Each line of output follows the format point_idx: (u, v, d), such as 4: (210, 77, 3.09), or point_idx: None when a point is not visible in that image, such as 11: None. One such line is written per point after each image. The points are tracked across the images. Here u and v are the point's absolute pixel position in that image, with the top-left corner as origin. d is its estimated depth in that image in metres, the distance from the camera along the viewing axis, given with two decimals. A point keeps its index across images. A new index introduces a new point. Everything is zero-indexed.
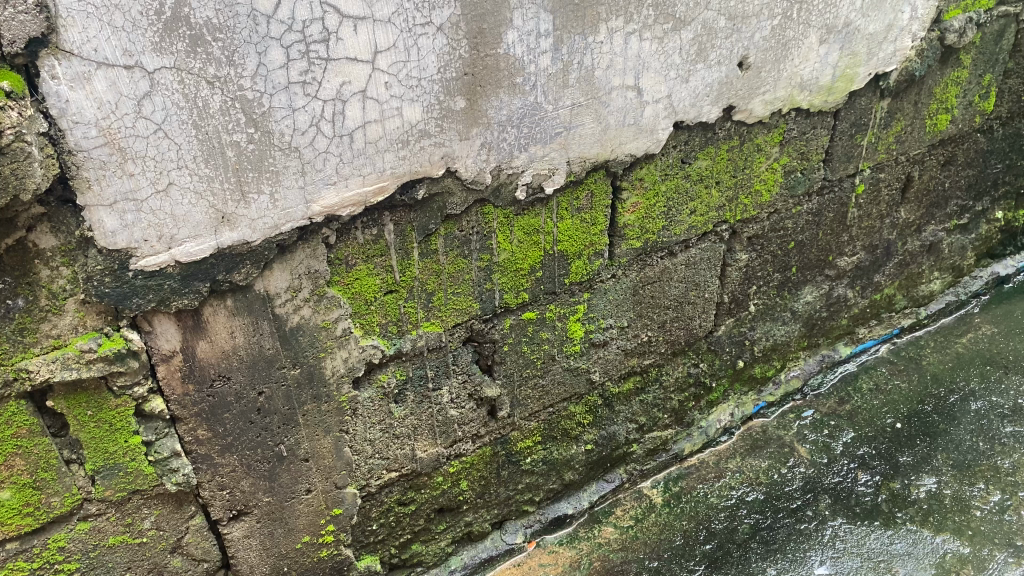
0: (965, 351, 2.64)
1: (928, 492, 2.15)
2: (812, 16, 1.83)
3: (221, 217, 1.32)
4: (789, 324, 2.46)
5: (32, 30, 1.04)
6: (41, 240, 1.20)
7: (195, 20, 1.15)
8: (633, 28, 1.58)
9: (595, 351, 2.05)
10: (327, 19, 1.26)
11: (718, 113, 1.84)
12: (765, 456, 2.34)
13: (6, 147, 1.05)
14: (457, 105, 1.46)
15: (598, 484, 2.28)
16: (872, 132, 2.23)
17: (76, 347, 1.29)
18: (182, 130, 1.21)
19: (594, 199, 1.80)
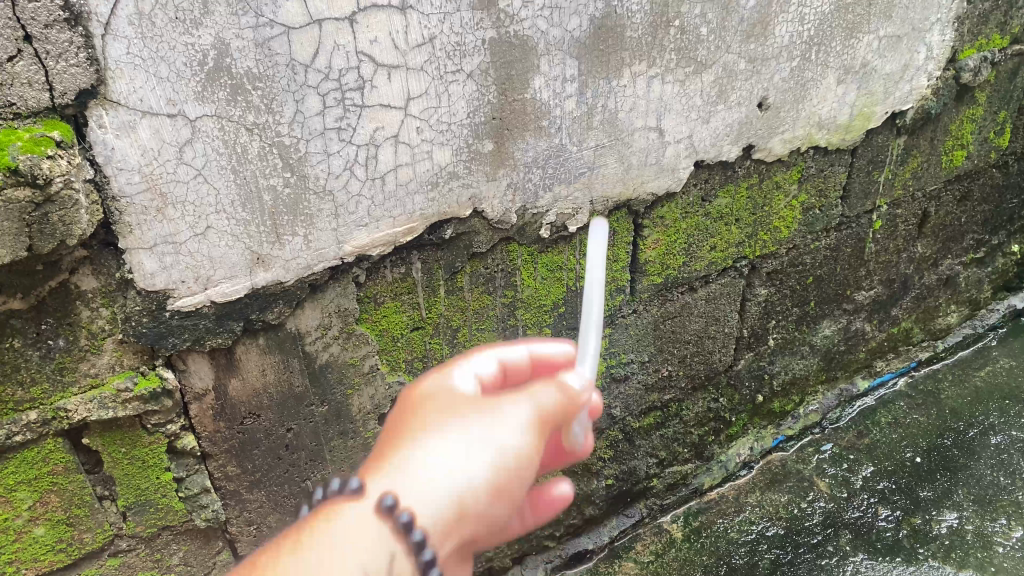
0: (984, 385, 2.63)
1: (949, 528, 2.14)
2: (830, 57, 1.86)
3: (256, 259, 1.35)
4: (808, 358, 2.47)
5: (82, 82, 1.09)
6: (83, 282, 1.24)
7: (236, 70, 1.18)
8: (656, 72, 1.61)
9: (616, 386, 2.07)
10: (362, 68, 1.29)
11: (738, 152, 1.86)
12: (785, 490, 2.33)
13: (55, 195, 1.09)
14: (485, 147, 1.50)
15: (618, 519, 2.29)
16: (889, 168, 2.25)
17: (113, 386, 1.32)
18: (221, 175, 1.25)
19: (616, 237, 1.82)
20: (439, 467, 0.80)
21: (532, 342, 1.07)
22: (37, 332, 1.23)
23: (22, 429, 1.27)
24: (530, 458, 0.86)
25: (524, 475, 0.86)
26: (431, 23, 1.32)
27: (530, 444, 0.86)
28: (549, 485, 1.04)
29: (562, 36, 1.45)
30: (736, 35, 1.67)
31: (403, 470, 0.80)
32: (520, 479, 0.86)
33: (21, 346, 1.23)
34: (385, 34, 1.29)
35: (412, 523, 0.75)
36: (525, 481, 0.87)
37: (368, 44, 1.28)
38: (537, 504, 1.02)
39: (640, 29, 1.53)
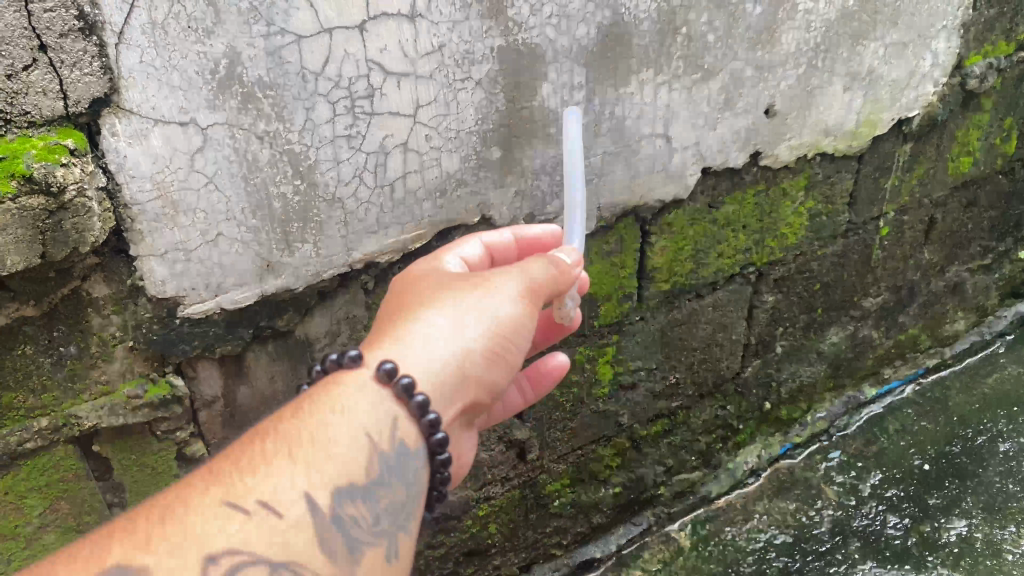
0: (992, 392, 2.62)
1: (958, 536, 2.13)
2: (837, 64, 1.86)
3: (265, 266, 1.36)
4: (815, 365, 2.46)
5: (96, 90, 1.10)
6: (95, 289, 1.24)
7: (247, 78, 1.19)
8: (663, 79, 1.61)
9: (624, 393, 2.07)
10: (372, 76, 1.30)
11: (745, 159, 1.87)
12: (793, 498, 2.32)
13: (68, 203, 1.10)
14: (493, 154, 1.50)
15: (626, 527, 2.28)
16: (896, 175, 2.25)
17: (124, 393, 1.33)
18: (232, 183, 1.26)
19: (624, 244, 1.83)
20: (437, 342, 1.12)
21: (519, 229, 1.44)
22: (49, 339, 1.25)
23: (33, 436, 1.28)
24: (519, 320, 1.18)
25: (515, 337, 1.19)
26: (440, 32, 1.33)
27: (519, 310, 1.19)
28: (548, 357, 1.49)
29: (570, 44, 1.46)
30: (743, 42, 1.67)
31: (410, 343, 1.11)
32: (509, 343, 1.18)
33: (34, 353, 1.24)
34: (395, 43, 1.29)
35: (410, 388, 1.06)
36: (519, 341, 1.20)
37: (378, 53, 1.29)
38: (535, 378, 1.52)
39: (648, 37, 1.54)
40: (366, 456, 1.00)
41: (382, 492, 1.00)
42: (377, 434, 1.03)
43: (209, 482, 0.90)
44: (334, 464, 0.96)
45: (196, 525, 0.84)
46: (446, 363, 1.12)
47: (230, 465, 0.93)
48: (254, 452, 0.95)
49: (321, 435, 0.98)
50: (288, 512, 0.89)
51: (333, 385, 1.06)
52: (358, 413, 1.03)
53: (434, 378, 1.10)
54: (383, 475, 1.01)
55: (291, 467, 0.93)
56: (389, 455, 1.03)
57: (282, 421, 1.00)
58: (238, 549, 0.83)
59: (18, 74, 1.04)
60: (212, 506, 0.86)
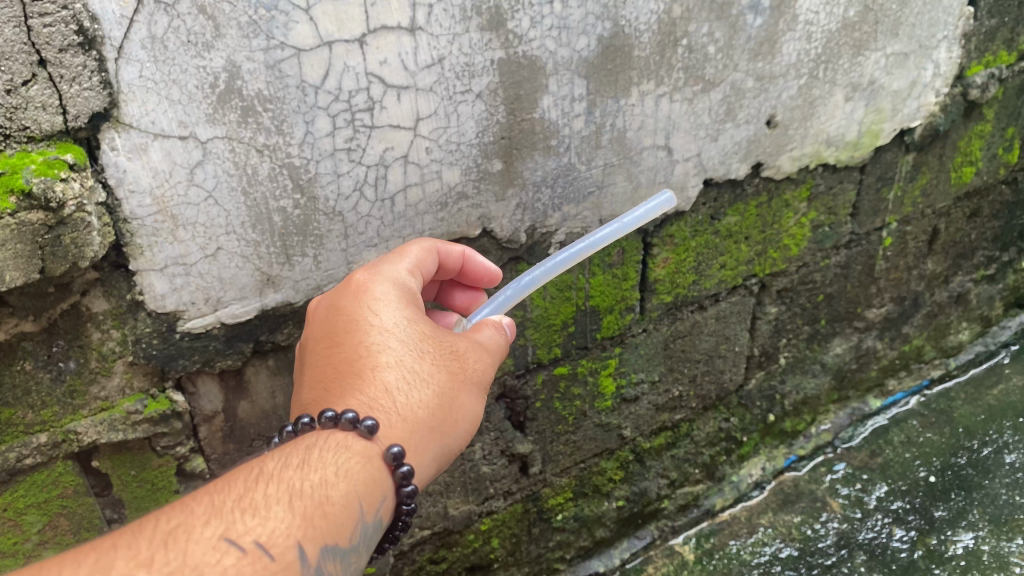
0: (997, 402, 2.60)
1: (965, 548, 2.11)
2: (838, 75, 1.86)
3: (266, 279, 1.36)
4: (819, 376, 2.45)
5: (96, 105, 1.10)
6: (95, 304, 1.24)
7: (246, 92, 1.19)
8: (663, 91, 1.61)
9: (626, 406, 2.06)
10: (372, 89, 1.30)
11: (746, 170, 1.86)
12: (798, 511, 2.30)
13: (68, 218, 1.10)
14: (494, 167, 1.50)
15: (630, 541, 2.26)
16: (898, 185, 2.25)
17: (123, 409, 1.33)
18: (232, 197, 1.25)
19: (625, 256, 1.82)
20: (433, 430, 1.13)
21: (472, 252, 1.40)
22: (48, 355, 1.24)
23: (32, 452, 1.28)
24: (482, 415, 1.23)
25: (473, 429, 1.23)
26: (440, 45, 1.33)
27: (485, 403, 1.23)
28: None
29: (570, 56, 1.45)
30: (744, 53, 1.67)
31: (409, 426, 1.10)
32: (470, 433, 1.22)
33: (33, 369, 1.23)
34: (394, 55, 1.29)
35: (408, 477, 1.07)
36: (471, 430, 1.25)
37: (378, 66, 1.28)
38: None
39: (648, 48, 1.54)
40: (354, 523, 1.02)
41: (354, 558, 1.04)
42: (368, 504, 1.05)
43: (212, 514, 0.92)
44: (327, 525, 0.98)
45: (196, 554, 0.87)
46: (432, 450, 1.14)
47: (232, 500, 0.95)
48: (257, 492, 0.96)
49: (321, 492, 1.00)
50: (280, 557, 0.92)
51: (336, 442, 1.05)
52: (355, 480, 1.04)
53: (422, 467, 1.12)
54: (360, 542, 1.04)
55: (288, 518, 0.95)
56: (370, 523, 1.05)
57: (285, 467, 1.01)
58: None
59: (18, 89, 1.04)
60: (212, 540, 0.89)
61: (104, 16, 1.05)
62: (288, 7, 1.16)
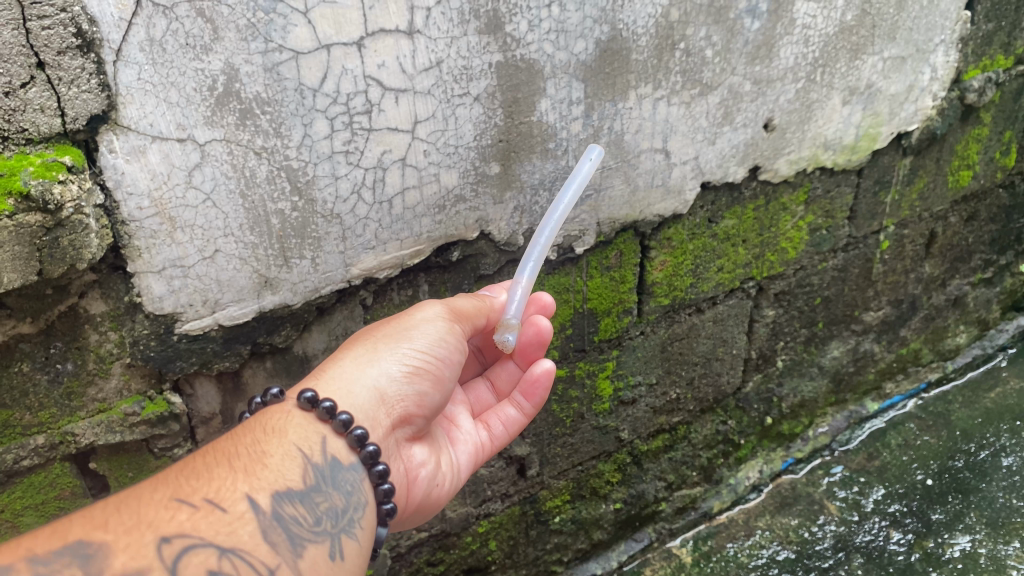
0: (994, 406, 2.60)
1: (962, 551, 2.10)
2: (835, 78, 1.86)
3: (264, 282, 1.36)
4: (817, 379, 2.45)
5: (94, 108, 1.10)
6: (92, 305, 1.24)
7: (245, 94, 1.19)
8: (661, 94, 1.61)
9: (624, 409, 2.06)
10: (370, 92, 1.30)
11: (744, 173, 1.87)
12: (795, 513, 2.30)
13: (65, 220, 1.10)
14: (492, 170, 1.50)
15: (627, 543, 2.26)
16: (895, 189, 2.25)
17: (121, 411, 1.33)
18: (230, 200, 1.26)
19: (623, 258, 1.82)
20: (354, 369, 1.24)
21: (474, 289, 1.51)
22: (46, 356, 1.24)
23: (30, 453, 1.28)
24: (439, 338, 1.29)
25: (439, 354, 1.28)
26: (439, 48, 1.33)
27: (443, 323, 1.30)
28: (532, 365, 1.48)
29: (568, 59, 1.46)
30: (740, 57, 1.67)
31: (329, 375, 1.24)
32: (433, 358, 1.28)
33: (31, 370, 1.24)
34: (393, 59, 1.30)
35: (331, 410, 1.17)
36: (445, 358, 1.30)
37: (376, 69, 1.29)
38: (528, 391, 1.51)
39: (645, 52, 1.54)
40: (300, 466, 1.10)
41: (320, 498, 1.09)
42: (309, 450, 1.13)
43: (159, 484, 0.99)
44: (270, 472, 1.06)
45: (149, 513, 0.93)
46: (367, 385, 1.23)
47: (175, 472, 1.02)
48: (196, 464, 1.04)
49: (257, 451, 1.09)
50: (232, 508, 0.98)
51: (263, 413, 1.19)
52: (287, 432, 1.14)
53: (357, 401, 1.21)
54: (319, 482, 1.11)
55: (230, 474, 1.03)
56: (321, 467, 1.13)
57: (221, 443, 1.11)
58: (188, 533, 0.91)
59: (16, 91, 1.04)
60: (162, 500, 0.95)
61: (102, 18, 1.05)
62: (287, 10, 1.17)
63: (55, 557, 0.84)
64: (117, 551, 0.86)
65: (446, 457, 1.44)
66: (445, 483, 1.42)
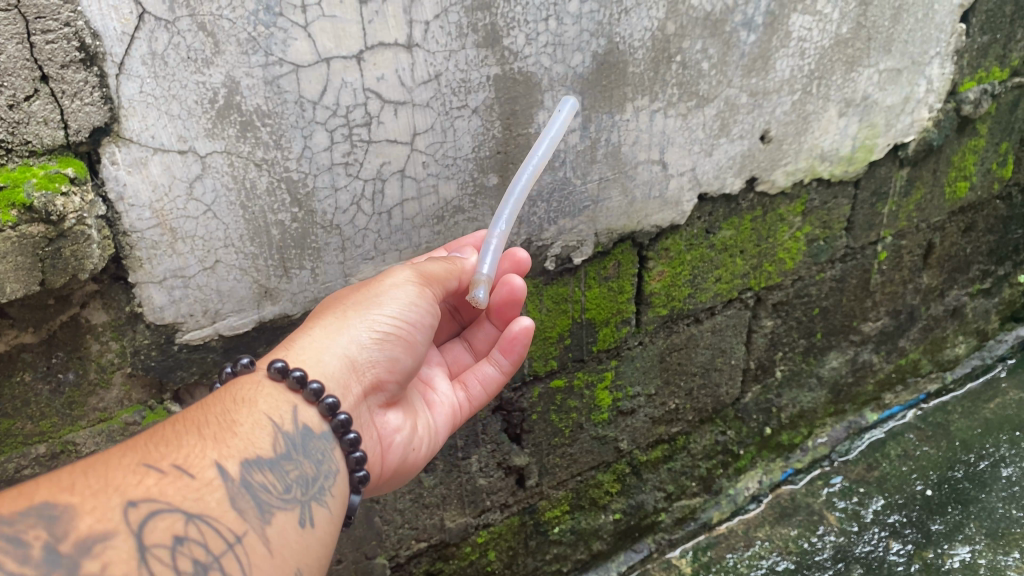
0: (993, 417, 2.60)
1: (962, 562, 2.10)
2: (832, 91, 1.88)
3: (264, 292, 1.37)
4: (816, 390, 2.46)
5: (96, 120, 1.11)
6: (94, 316, 1.26)
7: (245, 107, 1.21)
8: (658, 106, 1.62)
9: (623, 419, 2.07)
10: (369, 104, 1.31)
11: (741, 184, 1.88)
12: (795, 524, 2.31)
13: (68, 230, 1.11)
14: (490, 180, 1.52)
15: (627, 554, 2.26)
16: (893, 200, 2.27)
17: (122, 420, 1.35)
18: (230, 211, 1.27)
19: (621, 269, 1.83)
20: (324, 337, 1.24)
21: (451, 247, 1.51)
22: (47, 366, 1.26)
23: (31, 463, 1.29)
24: (409, 304, 1.29)
25: (409, 320, 1.29)
26: (437, 61, 1.35)
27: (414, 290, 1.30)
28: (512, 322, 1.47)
29: (565, 72, 1.47)
30: (738, 69, 1.69)
31: (299, 345, 1.23)
32: (403, 325, 1.28)
33: (32, 380, 1.25)
34: (392, 71, 1.31)
35: (302, 379, 1.17)
36: (416, 323, 1.30)
37: (375, 81, 1.30)
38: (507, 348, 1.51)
39: (642, 65, 1.56)
40: (270, 434, 1.11)
41: (290, 466, 1.11)
42: (279, 418, 1.14)
43: (127, 451, 1.00)
44: (239, 441, 1.07)
45: (117, 477, 0.94)
46: (336, 355, 1.23)
47: (143, 439, 1.03)
48: (165, 431, 1.05)
49: (226, 419, 1.10)
50: (200, 475, 1.00)
51: (232, 383, 1.19)
52: (256, 400, 1.14)
53: (327, 369, 1.21)
54: (289, 451, 1.12)
55: (199, 441, 1.04)
56: (293, 435, 1.14)
57: (189, 412, 1.12)
58: (155, 499, 0.93)
59: (20, 104, 1.06)
60: (131, 465, 0.97)
61: (106, 32, 1.07)
62: (287, 24, 1.18)
63: (19, 518, 0.84)
64: (83, 514, 0.87)
65: (423, 422, 1.45)
66: (422, 447, 1.44)
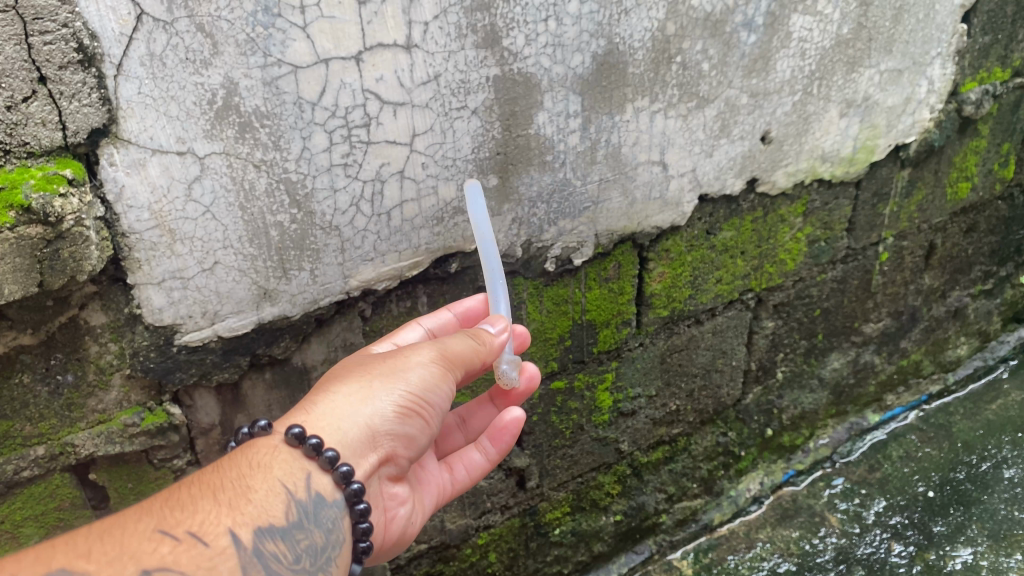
0: (995, 418, 2.60)
1: (964, 563, 2.09)
2: (833, 91, 1.87)
3: (263, 293, 1.37)
4: (817, 392, 2.45)
5: (95, 121, 1.11)
6: (93, 317, 1.26)
7: (244, 108, 1.21)
8: (658, 106, 1.62)
9: (623, 420, 2.06)
10: (368, 105, 1.31)
11: (741, 185, 1.88)
12: (796, 526, 2.30)
13: (66, 232, 1.11)
14: (489, 182, 1.51)
15: (627, 556, 2.26)
16: (894, 201, 2.26)
17: (121, 421, 1.35)
18: (229, 212, 1.27)
19: (622, 270, 1.83)
20: (346, 405, 1.19)
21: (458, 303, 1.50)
22: (46, 367, 1.25)
23: (30, 464, 1.29)
24: (432, 384, 1.23)
25: (433, 397, 1.24)
26: (436, 62, 1.34)
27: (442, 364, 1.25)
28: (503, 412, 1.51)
29: (565, 72, 1.47)
30: (738, 70, 1.68)
31: (321, 409, 1.19)
32: (427, 401, 1.24)
33: (31, 382, 1.25)
34: (391, 73, 1.31)
35: (318, 447, 1.14)
36: (437, 401, 1.25)
37: (374, 82, 1.30)
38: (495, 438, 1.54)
39: (642, 66, 1.55)
40: (284, 502, 1.11)
41: (302, 534, 1.11)
42: (294, 484, 1.13)
43: (144, 512, 1.02)
44: (254, 508, 1.07)
45: (132, 544, 0.96)
46: (356, 423, 1.19)
47: (161, 500, 1.05)
48: (183, 493, 1.06)
49: (242, 484, 1.10)
50: (213, 543, 1.01)
51: (251, 445, 1.17)
52: (272, 467, 1.13)
53: (345, 439, 1.18)
54: (302, 519, 1.11)
55: (214, 507, 1.04)
56: (306, 502, 1.13)
57: (207, 472, 1.12)
58: (168, 568, 0.95)
59: (19, 105, 1.06)
60: (146, 531, 0.98)
61: (103, 33, 1.07)
62: (285, 24, 1.18)
63: None
64: None
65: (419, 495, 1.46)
66: (418, 520, 1.45)
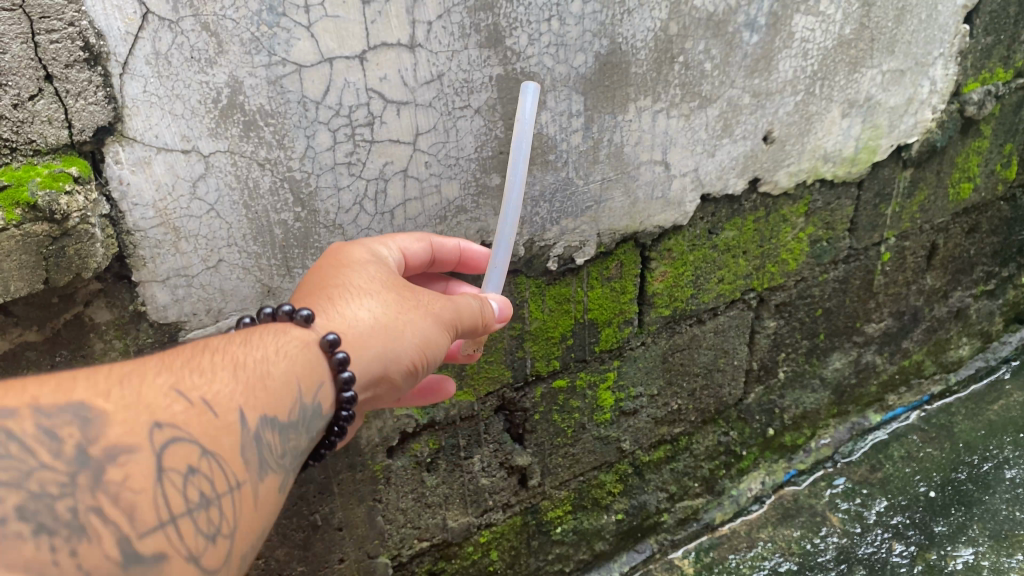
0: (997, 418, 2.60)
1: (965, 563, 2.10)
2: (834, 91, 1.88)
3: (266, 291, 1.38)
4: (818, 391, 2.46)
5: (100, 119, 1.12)
6: (97, 314, 1.26)
7: (248, 107, 1.21)
8: (660, 106, 1.63)
9: (625, 419, 2.07)
10: (372, 104, 1.32)
11: (744, 185, 1.88)
12: (797, 525, 2.30)
13: (71, 229, 1.11)
14: (492, 181, 1.52)
15: (629, 555, 2.26)
16: (896, 201, 2.26)
17: None
18: (233, 210, 1.28)
19: (624, 269, 1.83)
20: (376, 334, 1.16)
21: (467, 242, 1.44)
22: (51, 364, 1.26)
23: None
24: (441, 347, 1.23)
25: (436, 360, 1.24)
26: (440, 61, 1.35)
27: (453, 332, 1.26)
28: (440, 380, 1.54)
29: (568, 72, 1.48)
30: (740, 70, 1.69)
31: (355, 329, 1.15)
32: (431, 362, 1.23)
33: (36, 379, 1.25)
34: (395, 72, 1.32)
35: (343, 365, 1.10)
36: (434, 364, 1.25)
37: (378, 82, 1.31)
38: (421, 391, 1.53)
39: (644, 65, 1.56)
40: (292, 400, 1.05)
41: (292, 434, 1.05)
42: (307, 384, 1.07)
43: (163, 367, 0.94)
44: (266, 395, 1.01)
45: (150, 395, 0.88)
46: (379, 359, 1.16)
47: (181, 359, 0.97)
48: (201, 359, 0.99)
49: (261, 368, 1.03)
50: (222, 416, 0.94)
51: (281, 331, 1.10)
52: (294, 360, 1.07)
53: (363, 372, 1.15)
54: (297, 421, 1.06)
55: (232, 382, 0.98)
56: (307, 405, 1.08)
57: (226, 343, 1.04)
58: (180, 428, 0.88)
59: (24, 103, 1.06)
60: (163, 387, 0.91)
61: (110, 32, 1.08)
62: (290, 24, 1.19)
63: (58, 413, 0.79)
64: (114, 422, 0.82)
65: None
66: None
